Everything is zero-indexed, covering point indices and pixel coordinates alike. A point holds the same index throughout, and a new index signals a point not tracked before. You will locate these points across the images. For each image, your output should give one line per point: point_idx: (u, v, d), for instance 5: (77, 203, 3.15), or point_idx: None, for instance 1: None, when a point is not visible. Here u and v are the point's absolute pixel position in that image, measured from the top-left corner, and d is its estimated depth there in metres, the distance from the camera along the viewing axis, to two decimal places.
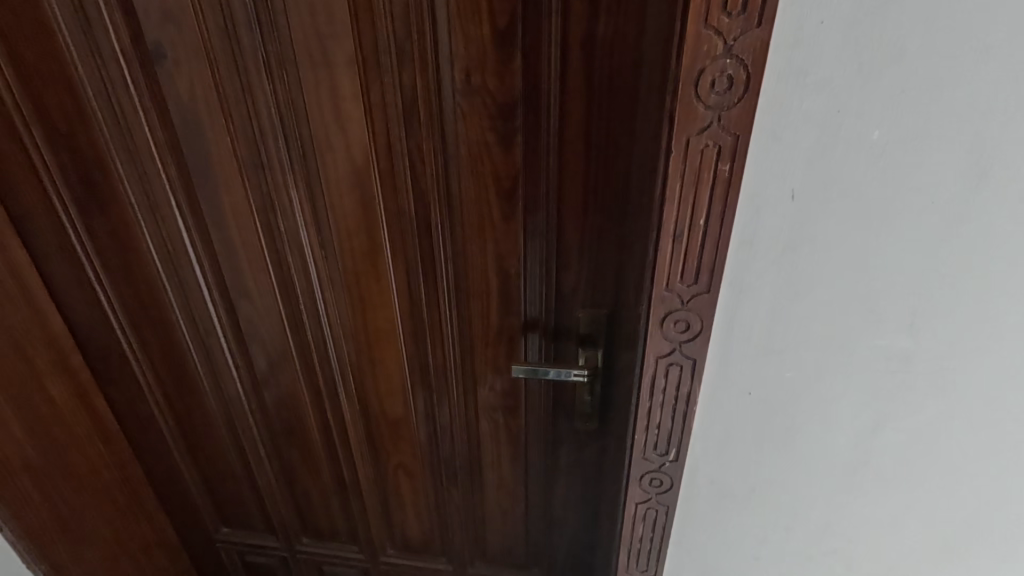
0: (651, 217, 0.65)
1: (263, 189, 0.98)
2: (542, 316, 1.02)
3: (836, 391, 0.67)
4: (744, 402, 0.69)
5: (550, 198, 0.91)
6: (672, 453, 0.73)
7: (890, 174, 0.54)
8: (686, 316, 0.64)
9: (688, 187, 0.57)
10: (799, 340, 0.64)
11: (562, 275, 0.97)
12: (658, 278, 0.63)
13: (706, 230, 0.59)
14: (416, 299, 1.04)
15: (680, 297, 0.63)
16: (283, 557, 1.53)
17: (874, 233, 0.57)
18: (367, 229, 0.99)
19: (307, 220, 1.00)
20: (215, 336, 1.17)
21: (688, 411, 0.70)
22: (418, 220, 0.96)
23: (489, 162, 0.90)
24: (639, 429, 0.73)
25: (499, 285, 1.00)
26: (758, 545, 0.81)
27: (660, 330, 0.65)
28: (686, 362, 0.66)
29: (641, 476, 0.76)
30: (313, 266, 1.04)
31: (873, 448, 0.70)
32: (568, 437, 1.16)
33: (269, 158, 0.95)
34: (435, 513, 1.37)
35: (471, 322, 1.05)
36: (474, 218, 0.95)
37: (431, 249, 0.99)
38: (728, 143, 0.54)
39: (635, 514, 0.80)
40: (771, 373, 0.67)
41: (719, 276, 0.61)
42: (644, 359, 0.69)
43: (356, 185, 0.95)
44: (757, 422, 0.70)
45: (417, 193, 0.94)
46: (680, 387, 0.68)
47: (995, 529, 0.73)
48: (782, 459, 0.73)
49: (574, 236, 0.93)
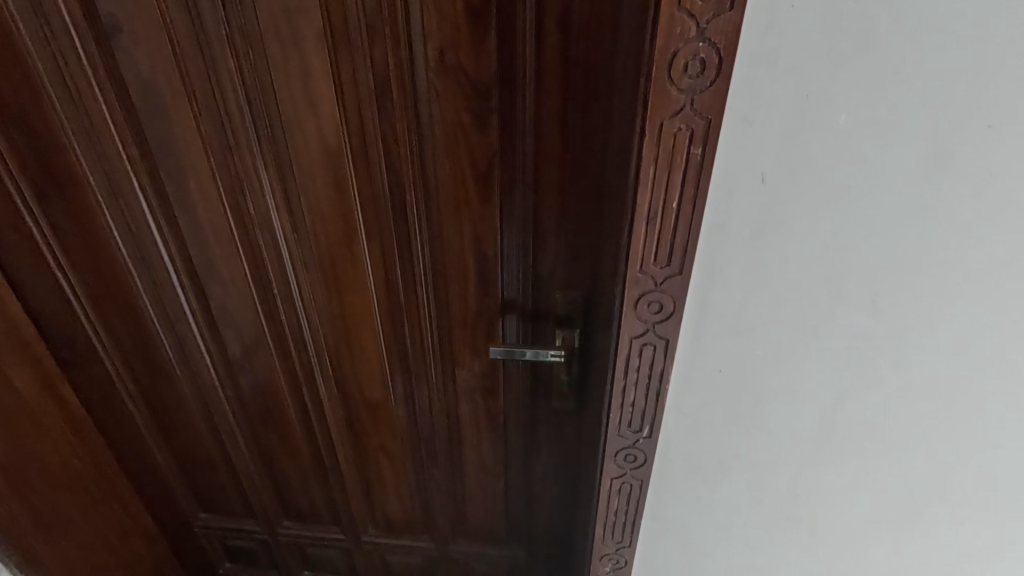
0: (624, 197, 0.65)
1: (232, 171, 0.95)
2: (519, 297, 1.02)
3: (801, 367, 0.69)
4: (715, 380, 0.72)
5: (526, 180, 0.90)
6: (646, 430, 0.76)
7: (856, 157, 0.56)
8: (659, 297, 0.65)
9: (662, 170, 0.58)
10: (767, 320, 0.66)
11: (538, 257, 0.98)
12: (632, 261, 0.63)
13: (679, 213, 0.59)
14: (393, 282, 1.03)
15: (653, 278, 0.64)
16: (265, 541, 1.54)
17: (839, 216, 0.59)
18: (341, 213, 0.97)
19: (279, 204, 0.98)
20: (186, 322, 1.14)
21: (661, 389, 0.72)
22: (393, 203, 0.95)
23: (464, 143, 0.89)
24: (614, 407, 0.75)
25: (477, 268, 1.00)
26: (728, 515, 0.85)
27: (634, 311, 0.66)
28: (658, 343, 0.68)
29: (616, 452, 0.78)
30: (286, 250, 1.02)
31: (836, 421, 0.73)
32: (546, 416, 1.18)
33: (236, 139, 0.92)
34: (416, 493, 1.39)
35: (449, 304, 1.05)
36: (450, 201, 0.94)
37: (407, 233, 0.98)
38: (701, 126, 0.55)
39: (610, 488, 0.83)
40: (740, 352, 0.69)
41: (691, 258, 0.62)
42: (618, 340, 0.70)
43: (328, 168, 0.93)
44: (727, 399, 0.73)
45: (392, 175, 0.93)
46: (653, 366, 0.70)
47: (948, 495, 0.77)
48: (750, 433, 0.76)
49: (550, 218, 0.93)
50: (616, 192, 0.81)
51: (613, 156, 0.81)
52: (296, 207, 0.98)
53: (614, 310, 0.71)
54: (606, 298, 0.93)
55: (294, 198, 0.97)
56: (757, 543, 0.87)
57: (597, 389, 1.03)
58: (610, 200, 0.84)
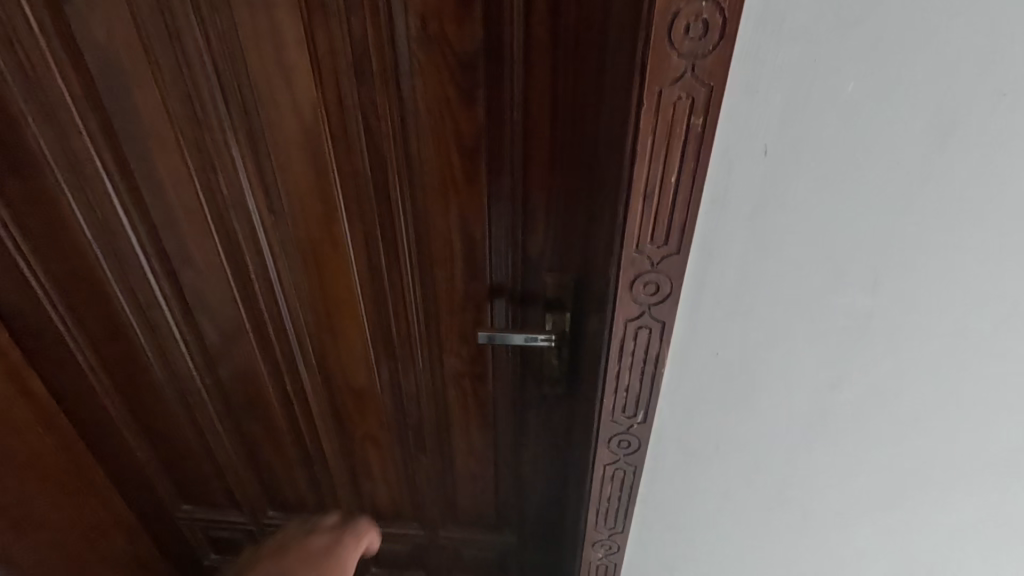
0: (618, 173, 0.62)
1: (202, 149, 0.90)
2: (507, 281, 0.99)
3: (799, 349, 0.67)
4: (711, 363, 0.69)
5: (514, 158, 0.87)
6: (640, 416, 0.73)
7: (863, 128, 0.53)
8: (655, 277, 0.62)
9: (660, 143, 0.54)
10: (765, 301, 0.64)
11: (527, 240, 0.94)
12: (628, 240, 0.60)
13: (677, 189, 0.56)
14: (377, 266, 0.99)
15: (650, 258, 0.61)
16: (250, 532, 1.51)
17: (843, 190, 0.56)
18: (319, 193, 0.92)
19: (254, 184, 0.93)
20: (160, 310, 1.09)
21: (657, 374, 0.69)
22: (375, 182, 0.91)
23: (449, 118, 0.84)
24: (607, 392, 0.72)
25: (464, 251, 0.96)
26: (722, 498, 0.84)
27: (630, 293, 0.63)
28: (653, 326, 0.65)
29: (610, 438, 0.76)
30: (263, 233, 0.98)
31: (833, 403, 0.71)
32: (536, 401, 1.16)
33: (205, 114, 0.86)
34: (404, 481, 1.37)
35: (435, 289, 1.01)
36: (435, 180, 0.90)
37: (390, 214, 0.93)
38: (702, 95, 0.51)
39: (603, 475, 0.81)
40: (737, 334, 0.67)
41: (690, 237, 0.59)
42: (612, 324, 0.67)
43: (305, 145, 0.88)
44: (723, 382, 0.71)
45: (374, 153, 0.88)
46: (649, 350, 0.67)
47: (941, 475, 0.77)
48: (745, 416, 0.74)
49: (539, 199, 0.90)
50: (608, 170, 0.78)
51: (602, 133, 0.78)
52: (272, 187, 0.93)
53: (607, 293, 0.68)
54: (596, 281, 0.90)
55: (270, 178, 0.92)
56: (750, 525, 0.87)
57: (587, 374, 1.00)
58: (601, 179, 0.81)
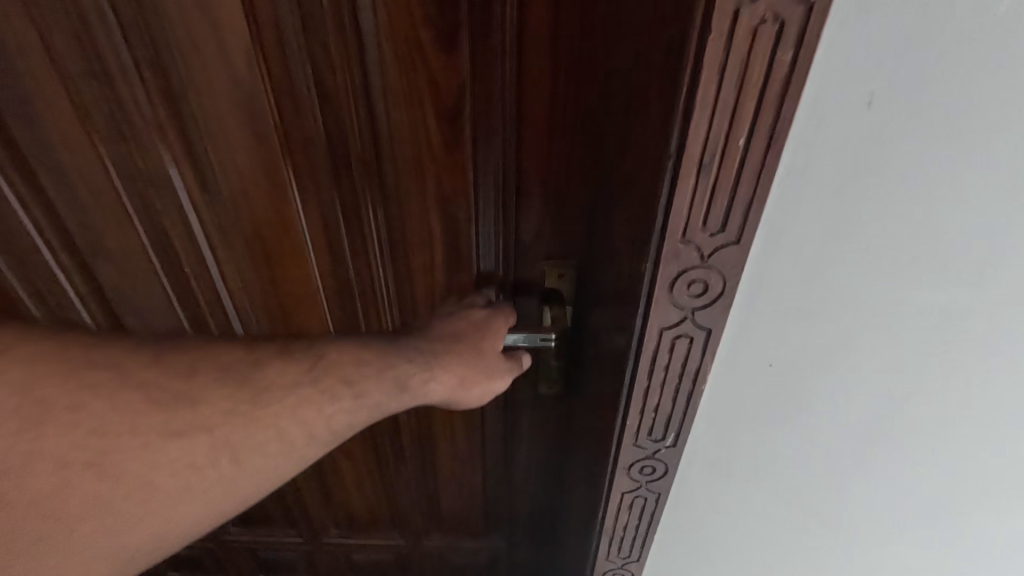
0: (643, 135, 0.47)
1: (104, 111, 0.70)
2: (497, 271, 0.83)
3: (868, 357, 0.55)
4: (760, 376, 0.56)
5: (505, 121, 0.70)
6: (669, 439, 0.60)
7: (999, 70, 0.39)
8: (704, 275, 0.46)
9: (729, 89, 0.38)
10: (833, 303, 0.51)
11: (520, 221, 0.78)
12: (672, 226, 0.44)
13: (746, 155, 0.41)
14: (340, 255, 0.83)
15: (699, 249, 0.45)
16: (211, 547, 1.36)
17: (958, 155, 0.43)
18: (260, 165, 0.74)
19: (178, 156, 0.74)
20: (76, 311, 0.90)
21: (695, 391, 0.55)
22: (331, 151, 0.73)
23: (424, 69, 0.67)
24: (632, 414, 0.58)
25: (443, 234, 0.80)
26: (753, 522, 0.72)
27: (669, 296, 0.48)
28: (692, 336, 0.50)
29: (631, 464, 0.63)
30: (195, 217, 0.79)
31: (898, 417, 0.59)
32: (530, 403, 1.03)
33: (104, 65, 0.66)
34: (382, 489, 1.23)
35: (409, 281, 0.85)
36: (409, 148, 0.72)
37: (352, 191, 0.76)
38: (796, 18, 0.35)
39: (620, 503, 0.68)
40: (797, 341, 0.53)
41: (755, 222, 0.44)
42: (642, 335, 0.51)
43: (237, 104, 0.69)
44: (771, 398, 0.58)
45: (328, 115, 0.70)
46: (687, 363, 0.53)
47: (1009, 493, 0.66)
48: (792, 434, 0.62)
49: (536, 171, 0.74)
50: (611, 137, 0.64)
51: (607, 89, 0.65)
52: (199, 158, 0.74)
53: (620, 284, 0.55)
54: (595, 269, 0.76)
55: (196, 147, 0.73)
56: (783, 551, 0.75)
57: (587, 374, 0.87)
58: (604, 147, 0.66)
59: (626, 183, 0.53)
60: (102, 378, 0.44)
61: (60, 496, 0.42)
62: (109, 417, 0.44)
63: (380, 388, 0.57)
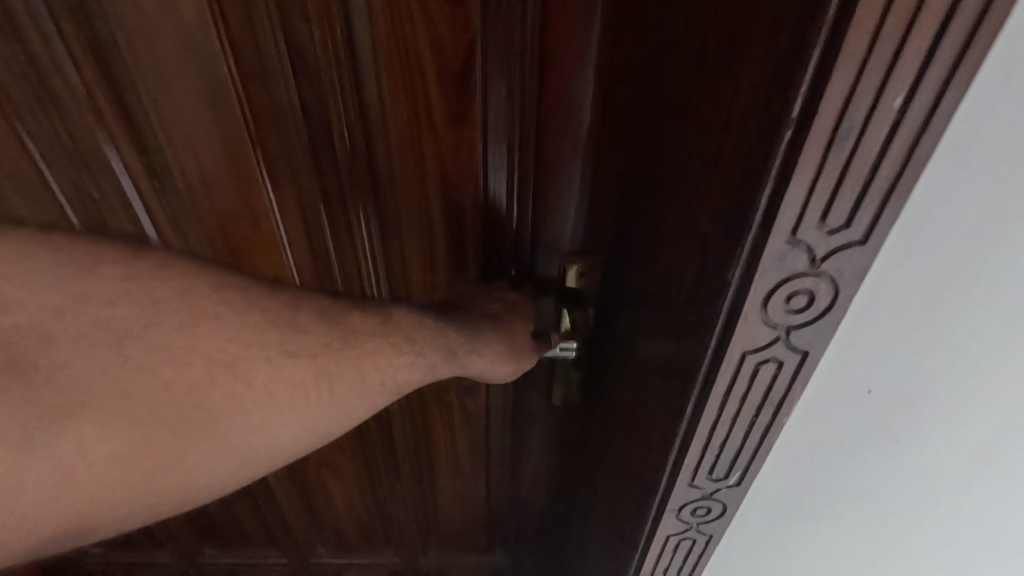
0: (738, 98, 0.35)
1: (13, 74, 0.55)
2: (508, 271, 0.71)
3: (988, 384, 0.46)
4: (856, 400, 0.47)
5: (525, 89, 0.57)
6: (733, 477, 0.49)
7: None
8: (812, 284, 0.35)
9: (902, 17, 0.26)
10: (955, 319, 0.42)
11: (538, 211, 0.66)
12: (781, 220, 0.32)
13: (900, 119, 0.29)
14: (322, 252, 0.70)
15: (811, 252, 0.33)
16: (185, 570, 1.24)
17: None
18: (221, 143, 0.60)
19: (114, 133, 0.59)
20: None
21: (774, 422, 0.44)
22: (309, 125, 0.59)
23: (424, 22, 0.54)
24: (692, 452, 0.47)
25: (445, 227, 0.67)
26: (810, 558, 0.62)
27: (763, 311, 0.36)
28: (781, 360, 0.39)
29: (682, 505, 0.52)
30: (142, 208, 0.65)
31: (1002, 446, 0.50)
32: (539, 414, 0.92)
33: (8, 12, 0.52)
34: (375, 506, 1.12)
35: (405, 281, 0.72)
36: (405, 122, 0.59)
37: (336, 175, 0.63)
38: None
39: (663, 547, 0.57)
40: (909, 360, 0.45)
41: (895, 214, 0.32)
42: (717, 359, 0.39)
43: (189, 64, 0.55)
44: (864, 426, 0.49)
45: (305, 79, 0.56)
46: (769, 392, 0.42)
47: None
48: (877, 467, 0.52)
49: (559, 150, 0.62)
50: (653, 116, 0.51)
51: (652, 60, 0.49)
52: (141, 134, 0.59)
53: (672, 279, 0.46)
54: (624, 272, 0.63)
55: (137, 120, 0.58)
56: None
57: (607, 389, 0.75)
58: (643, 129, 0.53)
59: (699, 163, 0.41)
60: (233, 295, 0.45)
61: (181, 406, 0.43)
62: (240, 325, 0.45)
63: (434, 350, 0.54)
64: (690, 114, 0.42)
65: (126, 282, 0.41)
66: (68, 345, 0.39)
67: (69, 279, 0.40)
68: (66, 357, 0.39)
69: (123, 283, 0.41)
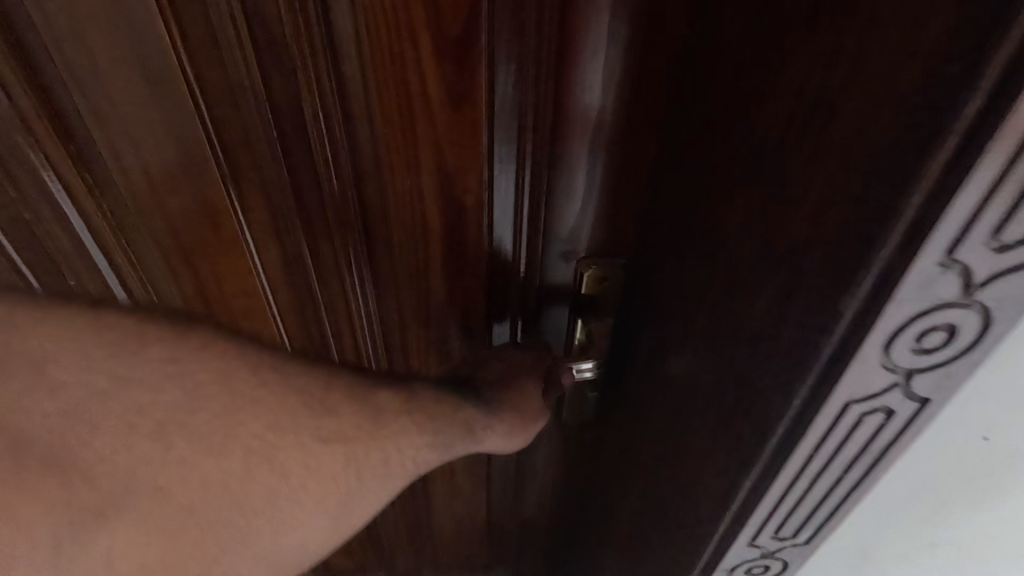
0: (921, 78, 0.26)
1: None
2: (516, 278, 0.61)
3: None
4: (967, 440, 0.41)
5: (541, 60, 0.46)
6: (803, 536, 0.41)
7: None
8: (958, 319, 0.27)
9: None
10: None
11: (552, 210, 0.56)
12: (933, 235, 0.25)
13: None
14: (295, 260, 0.58)
15: (966, 276, 0.26)
16: None
17: None
18: (165, 125, 0.48)
19: (24, 114, 0.47)
20: None
21: (867, 479, 0.36)
22: (274, 103, 0.47)
23: None
24: (759, 511, 0.39)
25: (445, 229, 0.56)
26: None
27: (885, 351, 0.29)
28: (891, 411, 0.31)
29: (737, 563, 0.45)
30: (71, 206, 0.53)
31: None
32: (546, 435, 0.82)
33: None
34: (365, 530, 1.02)
35: (396, 290, 0.62)
36: (393, 103, 0.48)
37: (309, 165, 0.51)
38: None
39: None
40: None
41: None
42: (815, 406, 0.32)
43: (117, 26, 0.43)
44: (967, 468, 0.43)
45: (267, 46, 0.44)
46: (870, 447, 0.34)
47: None
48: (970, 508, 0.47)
49: (580, 136, 0.51)
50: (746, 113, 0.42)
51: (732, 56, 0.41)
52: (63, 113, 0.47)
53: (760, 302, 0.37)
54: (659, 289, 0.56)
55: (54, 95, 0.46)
56: None
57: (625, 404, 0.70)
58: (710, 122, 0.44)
59: (812, 154, 0.31)
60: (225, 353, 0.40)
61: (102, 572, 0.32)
62: (238, 401, 0.39)
63: (452, 421, 0.52)
64: (796, 89, 0.33)
65: (179, 359, 0.38)
66: (103, 449, 0.34)
67: (113, 359, 0.36)
68: (102, 455, 0.33)
69: (97, 354, 0.35)
